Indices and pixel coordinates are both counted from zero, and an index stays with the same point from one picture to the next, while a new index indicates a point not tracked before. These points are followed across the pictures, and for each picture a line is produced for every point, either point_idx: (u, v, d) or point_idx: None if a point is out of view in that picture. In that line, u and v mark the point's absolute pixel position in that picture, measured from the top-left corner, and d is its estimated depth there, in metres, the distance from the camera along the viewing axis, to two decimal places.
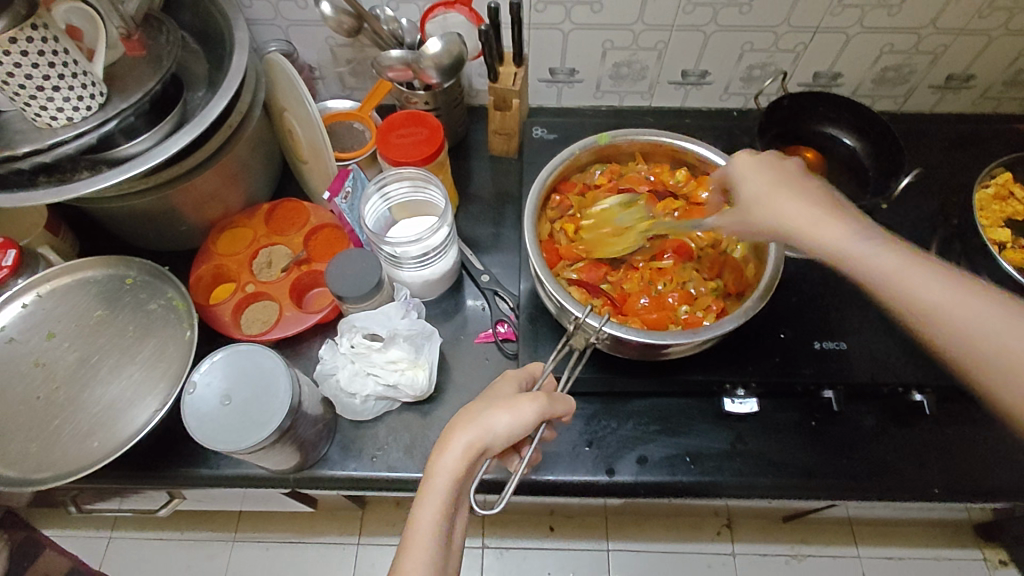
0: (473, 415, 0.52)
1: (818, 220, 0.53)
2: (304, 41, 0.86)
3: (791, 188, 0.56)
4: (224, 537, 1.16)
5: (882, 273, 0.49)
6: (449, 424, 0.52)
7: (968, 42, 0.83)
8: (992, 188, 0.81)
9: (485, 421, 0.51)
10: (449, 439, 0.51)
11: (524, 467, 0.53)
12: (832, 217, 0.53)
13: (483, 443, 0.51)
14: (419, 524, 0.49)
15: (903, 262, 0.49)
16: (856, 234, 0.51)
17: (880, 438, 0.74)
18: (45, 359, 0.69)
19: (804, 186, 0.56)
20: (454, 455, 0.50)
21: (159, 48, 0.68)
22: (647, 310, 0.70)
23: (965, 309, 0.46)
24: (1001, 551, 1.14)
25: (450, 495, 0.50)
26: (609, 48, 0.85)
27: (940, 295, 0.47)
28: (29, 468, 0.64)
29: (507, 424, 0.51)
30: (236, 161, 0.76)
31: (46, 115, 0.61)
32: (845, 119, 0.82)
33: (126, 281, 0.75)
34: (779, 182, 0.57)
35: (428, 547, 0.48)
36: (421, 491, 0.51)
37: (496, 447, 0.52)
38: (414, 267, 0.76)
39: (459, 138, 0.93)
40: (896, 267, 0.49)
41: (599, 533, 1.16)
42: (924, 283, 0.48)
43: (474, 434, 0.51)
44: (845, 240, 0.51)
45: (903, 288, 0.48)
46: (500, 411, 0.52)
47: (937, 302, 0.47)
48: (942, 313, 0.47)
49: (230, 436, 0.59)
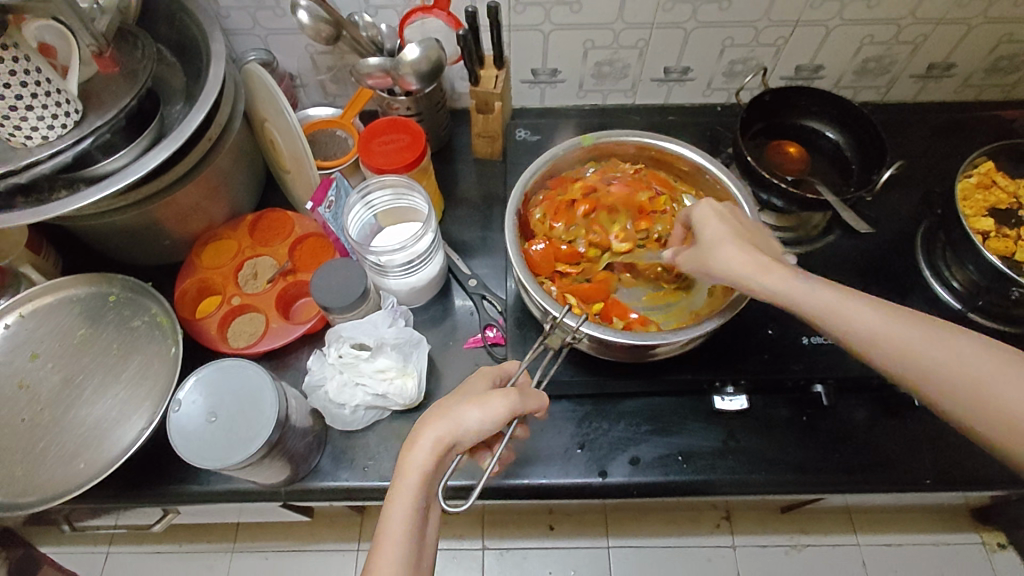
0: (443, 410, 0.51)
1: (765, 267, 0.55)
2: (283, 49, 0.86)
3: (735, 232, 0.58)
4: (224, 547, 1.16)
5: (826, 314, 0.52)
6: (421, 419, 0.52)
7: (948, 31, 0.83)
8: (975, 177, 0.80)
9: (455, 416, 0.51)
10: (419, 434, 0.50)
11: (495, 463, 0.53)
12: (774, 267, 0.55)
13: (452, 437, 0.50)
14: (390, 523, 0.48)
15: (842, 301, 0.52)
16: (802, 280, 0.54)
17: (871, 431, 0.74)
18: (29, 380, 0.69)
19: (750, 237, 0.59)
20: (423, 451, 0.49)
21: (134, 62, 0.67)
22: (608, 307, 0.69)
23: (902, 336, 0.49)
24: (999, 534, 1.14)
25: (420, 490, 0.49)
26: (590, 47, 0.85)
27: (882, 329, 0.50)
28: (15, 491, 0.63)
29: (478, 419, 0.51)
30: (217, 173, 0.75)
31: (21, 134, 0.61)
32: (829, 113, 0.82)
33: (108, 298, 0.74)
34: (734, 232, 0.58)
35: (401, 544, 0.48)
36: (392, 487, 0.50)
37: (466, 442, 0.51)
38: (399, 275, 0.75)
39: (442, 143, 0.93)
40: (841, 310, 0.52)
41: (598, 530, 1.16)
42: (868, 321, 0.51)
43: (443, 430, 0.50)
44: (790, 287, 0.53)
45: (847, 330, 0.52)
46: (470, 406, 0.51)
47: (874, 334, 0.50)
48: (886, 342, 0.50)
49: (215, 453, 0.59)
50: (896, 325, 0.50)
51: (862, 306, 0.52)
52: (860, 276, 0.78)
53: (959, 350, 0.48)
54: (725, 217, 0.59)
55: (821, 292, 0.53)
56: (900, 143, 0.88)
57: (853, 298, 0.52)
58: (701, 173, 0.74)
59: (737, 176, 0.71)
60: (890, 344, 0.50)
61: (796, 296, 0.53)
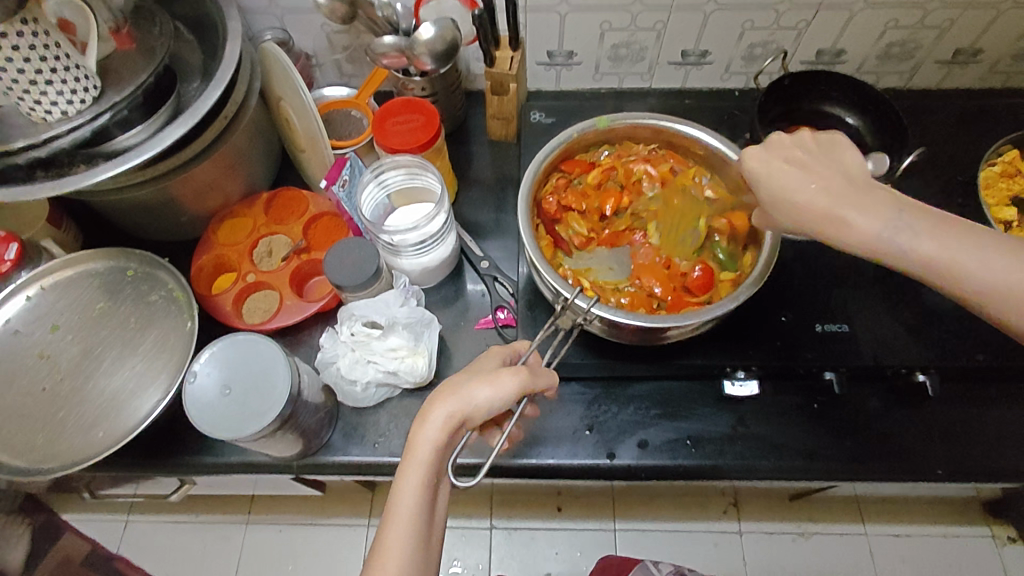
0: (453, 387, 0.52)
1: (848, 219, 0.50)
2: (299, 28, 0.86)
3: (804, 175, 0.53)
4: (237, 520, 1.18)
5: (924, 261, 0.49)
6: (431, 396, 0.52)
7: (976, 16, 0.81)
8: (999, 165, 0.81)
9: (465, 393, 0.51)
10: (430, 410, 0.51)
11: (503, 440, 0.53)
12: (858, 211, 0.50)
13: (463, 414, 0.51)
14: (402, 497, 0.49)
15: (945, 246, 0.48)
16: (888, 225, 0.49)
17: (883, 420, 0.73)
18: (49, 351, 0.70)
19: (825, 171, 0.53)
20: (434, 427, 0.50)
21: (152, 39, 0.68)
22: (674, 286, 0.70)
23: (1000, 270, 0.47)
24: (1010, 528, 1.13)
25: (430, 466, 0.50)
26: (607, 29, 0.84)
27: (982, 268, 0.47)
28: (36, 458, 0.65)
29: (488, 397, 0.51)
30: (234, 151, 0.76)
31: (41, 109, 0.62)
32: (849, 99, 0.80)
33: (126, 273, 0.76)
34: (803, 176, 0.53)
35: (410, 516, 0.49)
36: (402, 462, 0.51)
37: (476, 419, 0.52)
38: (412, 255, 0.75)
39: (457, 124, 0.93)
40: (929, 250, 0.49)
41: (606, 513, 1.17)
42: (976, 265, 0.48)
43: (453, 407, 0.51)
44: (877, 235, 0.50)
45: (945, 270, 0.48)
46: (480, 384, 0.52)
47: (977, 273, 0.48)
48: (990, 287, 0.47)
49: (230, 425, 0.60)
50: (1003, 266, 0.47)
51: (963, 247, 0.48)
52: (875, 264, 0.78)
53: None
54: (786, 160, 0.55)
55: (922, 234, 0.49)
56: (921, 131, 0.87)
57: (951, 236, 0.49)
58: (717, 157, 0.73)
59: None
60: (999, 290, 0.47)
61: (889, 244, 0.49)
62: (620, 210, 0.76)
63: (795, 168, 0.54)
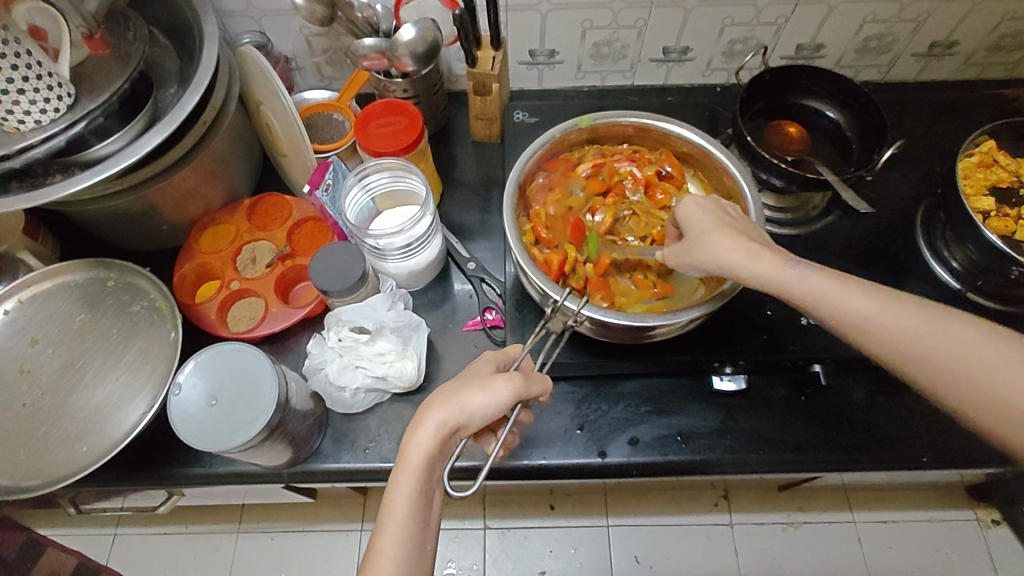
0: (447, 394, 0.52)
1: (759, 256, 0.54)
2: (277, 31, 0.85)
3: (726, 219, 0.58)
4: (228, 528, 1.17)
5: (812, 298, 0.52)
6: (425, 402, 0.52)
7: (951, 9, 0.82)
8: (976, 156, 0.80)
9: (459, 401, 0.51)
10: (422, 418, 0.51)
11: (499, 448, 0.53)
12: (769, 253, 0.54)
13: (457, 421, 0.51)
14: (395, 503, 0.49)
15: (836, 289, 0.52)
16: (794, 263, 0.53)
17: (869, 411, 0.74)
18: (29, 365, 0.69)
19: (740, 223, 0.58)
20: (427, 436, 0.50)
21: (126, 46, 0.67)
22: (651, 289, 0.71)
23: (869, 309, 0.50)
24: (994, 511, 1.15)
25: (425, 475, 0.50)
26: (588, 27, 0.84)
27: (862, 309, 0.51)
28: (19, 475, 0.64)
29: (481, 403, 0.51)
30: (213, 157, 0.75)
31: (14, 118, 0.60)
32: (828, 92, 0.81)
33: (107, 283, 0.75)
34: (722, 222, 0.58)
35: (403, 523, 0.49)
36: (396, 469, 0.51)
37: (471, 425, 0.52)
38: (398, 258, 0.75)
39: (440, 125, 0.92)
40: (825, 291, 0.52)
41: (598, 510, 1.17)
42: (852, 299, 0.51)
43: (447, 414, 0.50)
44: (783, 271, 0.53)
45: (831, 307, 0.51)
46: (474, 390, 0.52)
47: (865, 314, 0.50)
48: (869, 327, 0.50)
49: (218, 436, 0.59)
50: (876, 306, 0.50)
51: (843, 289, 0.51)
52: (859, 257, 0.78)
53: (941, 327, 0.49)
54: (713, 207, 0.60)
55: (808, 278, 0.52)
56: (899, 123, 0.88)
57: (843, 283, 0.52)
58: (701, 154, 0.73)
59: (737, 159, 0.70)
60: (876, 326, 0.50)
61: (788, 281, 0.52)
62: (604, 208, 0.75)
63: (718, 217, 0.58)
